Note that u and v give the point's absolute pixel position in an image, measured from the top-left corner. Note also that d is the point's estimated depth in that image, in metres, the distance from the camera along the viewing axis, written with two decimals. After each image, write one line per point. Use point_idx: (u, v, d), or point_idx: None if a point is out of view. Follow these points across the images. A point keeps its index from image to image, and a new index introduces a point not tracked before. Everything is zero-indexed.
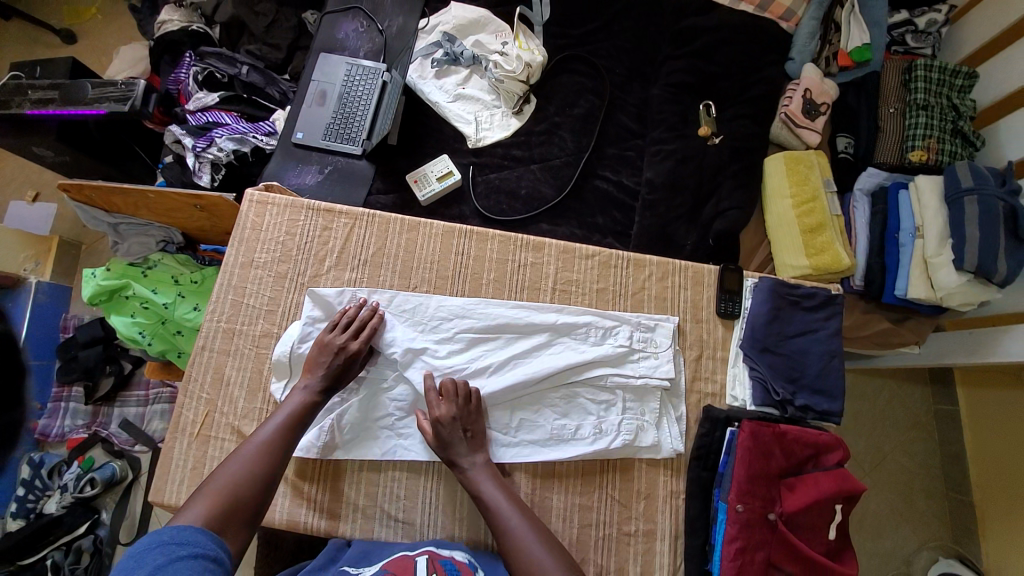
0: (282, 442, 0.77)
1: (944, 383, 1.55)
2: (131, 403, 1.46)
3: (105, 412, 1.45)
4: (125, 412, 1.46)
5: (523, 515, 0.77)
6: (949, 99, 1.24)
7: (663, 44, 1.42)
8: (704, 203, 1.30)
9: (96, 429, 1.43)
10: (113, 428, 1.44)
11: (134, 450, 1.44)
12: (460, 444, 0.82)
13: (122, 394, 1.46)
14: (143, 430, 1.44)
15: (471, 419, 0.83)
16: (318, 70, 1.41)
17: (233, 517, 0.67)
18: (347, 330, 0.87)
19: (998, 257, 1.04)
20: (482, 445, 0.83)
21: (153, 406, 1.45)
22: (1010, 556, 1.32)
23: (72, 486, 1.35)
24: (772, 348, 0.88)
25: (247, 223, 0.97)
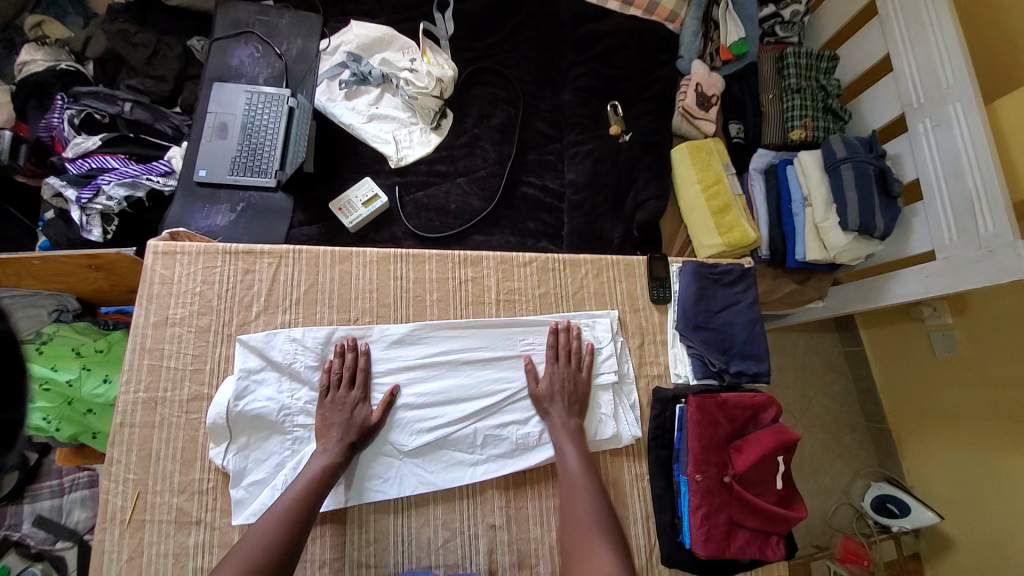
0: (302, 508, 0.74)
1: (848, 329, 1.78)
2: (43, 496, 1.28)
3: (11, 512, 1.25)
4: (39, 507, 1.27)
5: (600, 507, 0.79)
6: (818, 81, 1.43)
7: (567, 51, 1.49)
8: (625, 197, 1.37)
9: (5, 532, 1.24)
10: (26, 528, 1.25)
11: (57, 548, 1.25)
12: (563, 404, 0.88)
13: (31, 488, 1.27)
14: (63, 524, 1.27)
15: (582, 383, 0.91)
16: (214, 102, 1.31)
17: None
18: (351, 385, 0.86)
19: (875, 214, 1.20)
20: (581, 412, 0.89)
21: (71, 495, 1.28)
22: (927, 469, 1.53)
23: None
24: (704, 325, 0.96)
25: (156, 278, 0.88)
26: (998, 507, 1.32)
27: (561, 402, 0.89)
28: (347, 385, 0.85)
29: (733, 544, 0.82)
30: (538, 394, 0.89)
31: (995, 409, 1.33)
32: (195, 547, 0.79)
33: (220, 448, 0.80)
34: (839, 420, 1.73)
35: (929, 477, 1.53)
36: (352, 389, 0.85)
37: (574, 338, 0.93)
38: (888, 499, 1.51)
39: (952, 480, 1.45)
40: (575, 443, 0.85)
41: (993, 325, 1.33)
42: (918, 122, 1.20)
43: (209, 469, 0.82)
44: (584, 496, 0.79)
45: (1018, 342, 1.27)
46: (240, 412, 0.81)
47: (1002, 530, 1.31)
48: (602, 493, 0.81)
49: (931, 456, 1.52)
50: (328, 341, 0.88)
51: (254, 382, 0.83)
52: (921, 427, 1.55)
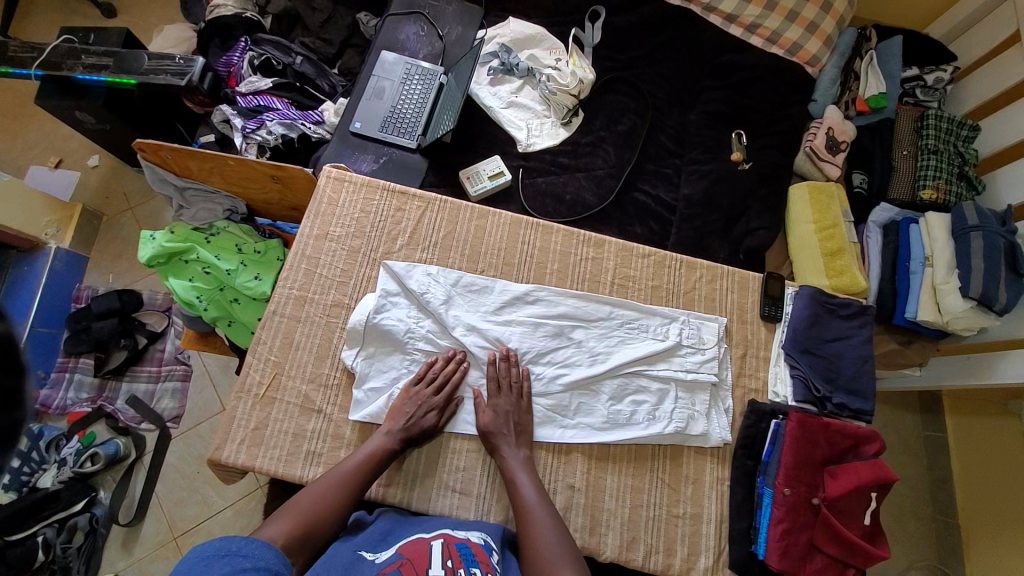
0: (360, 483, 0.80)
1: (932, 411, 1.66)
2: (141, 379, 1.46)
3: (112, 386, 1.45)
4: (135, 388, 1.45)
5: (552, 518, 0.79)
6: (956, 146, 1.39)
7: (701, 75, 1.55)
8: (735, 222, 1.40)
9: (101, 403, 1.42)
10: (119, 404, 1.43)
11: (140, 428, 1.42)
12: (507, 435, 0.87)
13: (132, 370, 1.46)
14: (151, 408, 1.44)
15: (523, 416, 0.89)
16: (378, 67, 1.48)
17: (301, 549, 0.72)
18: (437, 390, 0.89)
19: (999, 287, 1.16)
20: (527, 442, 0.88)
21: (165, 385, 1.45)
22: None
23: (71, 461, 1.33)
24: (812, 350, 0.96)
25: (324, 199, 1.01)
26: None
27: (508, 432, 0.87)
28: (434, 387, 0.89)
29: (809, 566, 0.82)
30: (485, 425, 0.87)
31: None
32: (312, 432, 0.88)
33: (353, 351, 0.91)
34: (907, 504, 1.62)
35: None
36: (436, 393, 0.88)
37: (519, 371, 0.92)
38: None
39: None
40: (533, 479, 0.84)
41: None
42: None
43: (337, 367, 0.91)
44: (548, 532, 0.77)
45: None
46: (378, 325, 0.91)
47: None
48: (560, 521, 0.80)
49: (1006, 566, 1.40)
50: (460, 286, 0.97)
51: (392, 303, 0.93)
52: (999, 532, 1.44)
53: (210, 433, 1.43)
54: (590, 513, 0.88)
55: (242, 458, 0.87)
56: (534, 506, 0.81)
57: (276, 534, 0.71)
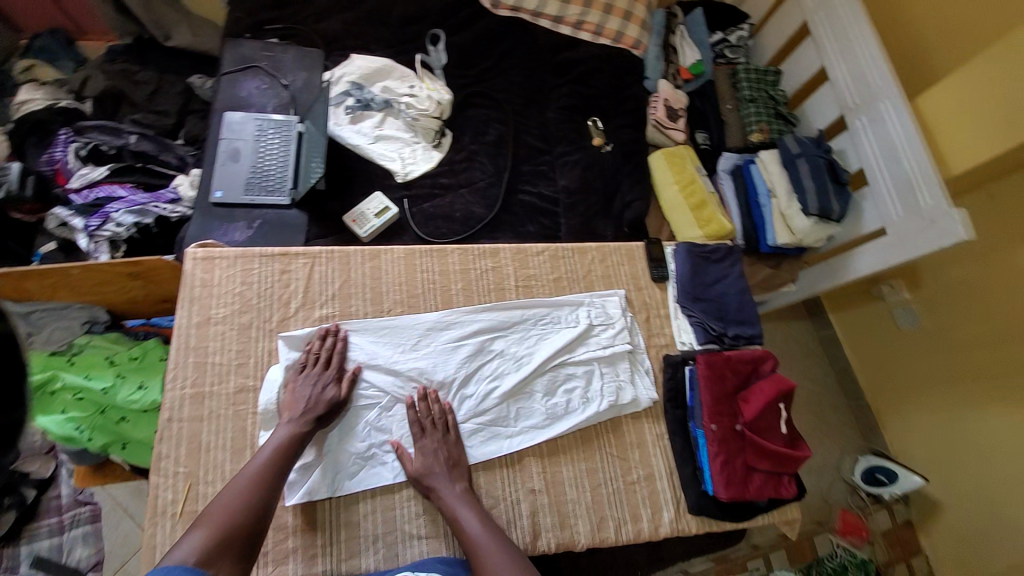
0: (274, 471, 0.76)
1: (819, 314, 1.95)
2: (42, 535, 1.22)
3: (7, 555, 1.19)
4: (36, 548, 1.21)
5: (492, 530, 0.80)
6: (768, 92, 1.63)
7: (547, 75, 1.66)
8: (613, 200, 1.51)
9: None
10: (21, 572, 1.18)
11: None
12: (441, 470, 0.85)
13: (29, 528, 1.22)
14: (64, 563, 1.21)
15: (458, 451, 0.88)
16: (225, 129, 1.38)
17: (231, 546, 0.66)
18: (326, 365, 0.88)
19: (830, 198, 1.37)
20: (463, 474, 0.87)
21: (72, 532, 1.23)
22: (910, 438, 1.68)
23: None
24: (700, 296, 1.08)
25: (197, 282, 0.94)
26: (980, 458, 1.48)
27: (441, 470, 0.85)
28: (322, 365, 0.88)
29: (751, 486, 0.92)
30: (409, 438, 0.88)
31: (967, 371, 1.50)
32: None
33: (269, 434, 0.86)
34: (823, 400, 1.86)
35: (911, 445, 1.68)
36: (327, 370, 0.88)
37: (441, 407, 0.91)
38: (876, 469, 1.64)
39: (934, 442, 1.61)
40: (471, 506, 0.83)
41: (946, 296, 1.53)
42: (855, 119, 1.42)
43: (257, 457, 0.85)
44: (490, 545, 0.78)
45: (981, 306, 1.44)
46: (288, 400, 0.87)
47: (995, 482, 1.44)
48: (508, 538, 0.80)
49: (914, 426, 1.67)
50: (370, 333, 0.95)
51: (301, 372, 0.89)
52: (897, 399, 1.72)
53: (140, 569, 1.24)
54: (557, 507, 0.91)
55: None
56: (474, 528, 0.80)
57: (190, 547, 0.63)
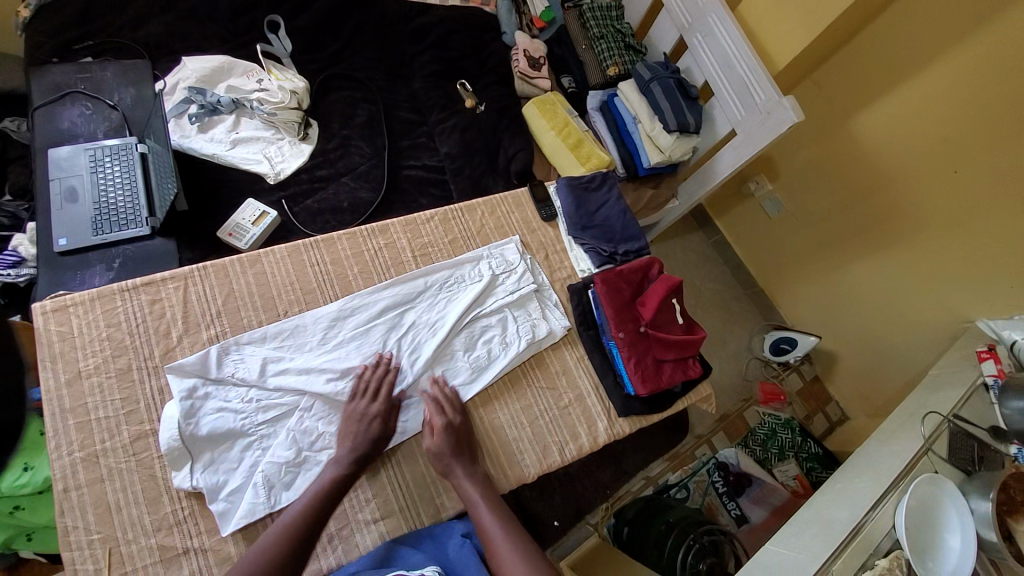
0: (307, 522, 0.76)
1: (707, 224, 2.16)
2: None
3: None
4: None
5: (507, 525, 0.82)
6: (614, 27, 1.70)
7: (404, 45, 1.62)
8: (498, 156, 1.53)
9: None
10: None
11: None
12: (461, 457, 0.88)
13: None
14: None
15: (463, 427, 0.91)
16: (52, 169, 1.19)
17: None
18: (374, 397, 0.89)
19: (685, 112, 1.50)
20: (475, 459, 0.90)
21: None
22: (799, 307, 1.93)
23: None
24: (588, 225, 1.15)
25: (53, 337, 0.85)
26: (856, 304, 1.74)
27: (455, 456, 0.87)
28: (371, 397, 0.89)
29: (664, 376, 1.02)
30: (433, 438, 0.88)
31: (831, 235, 1.73)
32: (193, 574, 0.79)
33: (183, 471, 0.81)
34: (727, 296, 2.08)
35: (802, 312, 1.92)
36: (374, 402, 0.89)
37: (439, 384, 0.94)
38: (781, 340, 1.86)
39: (819, 303, 1.86)
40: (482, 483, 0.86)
41: (802, 176, 1.74)
42: (692, 37, 1.54)
43: (179, 497, 0.82)
44: (506, 544, 0.79)
45: (828, 178, 1.67)
46: (195, 430, 0.82)
47: (870, 319, 1.72)
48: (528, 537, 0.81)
49: (800, 296, 1.91)
50: (271, 339, 0.92)
51: (201, 398, 0.84)
52: (786, 276, 1.94)
53: None
54: (501, 450, 0.95)
55: None
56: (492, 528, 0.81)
57: None
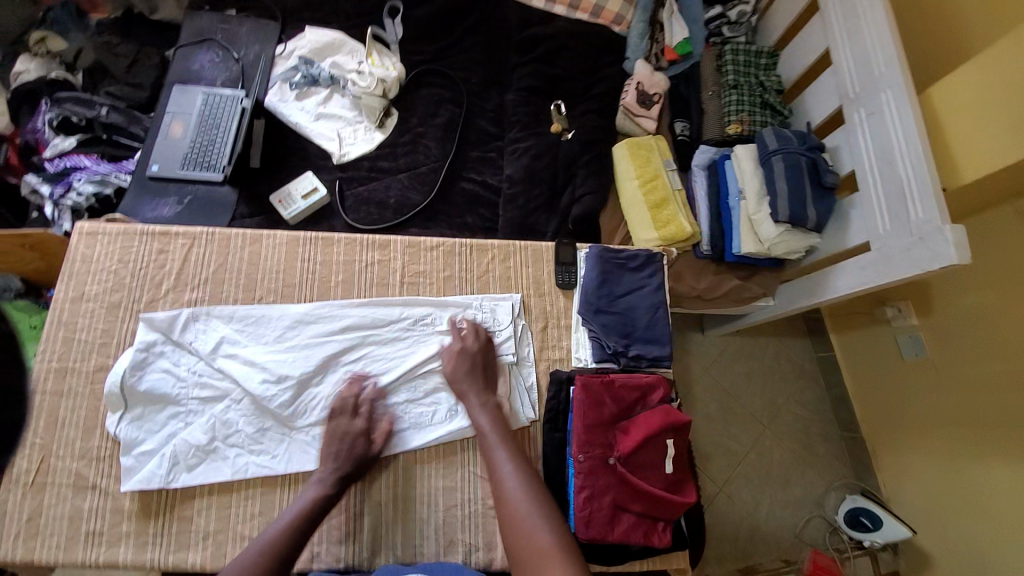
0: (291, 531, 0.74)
1: (819, 334, 1.73)
2: None
3: None
4: None
5: (530, 495, 0.74)
6: (756, 77, 1.44)
7: (511, 53, 1.53)
8: (562, 193, 1.38)
9: None
10: None
11: None
12: (473, 382, 0.87)
13: None
14: None
15: (489, 361, 0.90)
16: (170, 102, 1.39)
17: None
18: (357, 415, 0.86)
19: (806, 203, 1.20)
20: (491, 389, 0.88)
21: None
22: (903, 483, 1.45)
23: None
24: (605, 308, 0.95)
25: (77, 257, 0.94)
26: (980, 518, 1.23)
27: (473, 380, 0.87)
28: (353, 413, 0.86)
29: (617, 529, 0.80)
30: (461, 376, 0.87)
31: (976, 414, 1.25)
32: (89, 510, 0.82)
33: (116, 417, 0.84)
34: (812, 429, 1.65)
35: (907, 490, 1.44)
36: (357, 419, 0.85)
37: (484, 326, 0.93)
38: (859, 513, 1.44)
39: (933, 489, 1.36)
40: (511, 455, 0.79)
41: (964, 323, 1.27)
42: (853, 112, 1.19)
43: (106, 438, 0.85)
44: (523, 508, 0.73)
45: (999, 341, 1.19)
46: (136, 384, 0.85)
47: (996, 547, 1.19)
48: (551, 505, 0.74)
49: (911, 470, 1.43)
50: (236, 319, 0.92)
51: (154, 355, 0.87)
52: (900, 435, 1.46)
53: None
54: (401, 525, 0.84)
55: (15, 556, 0.79)
56: (511, 492, 0.75)
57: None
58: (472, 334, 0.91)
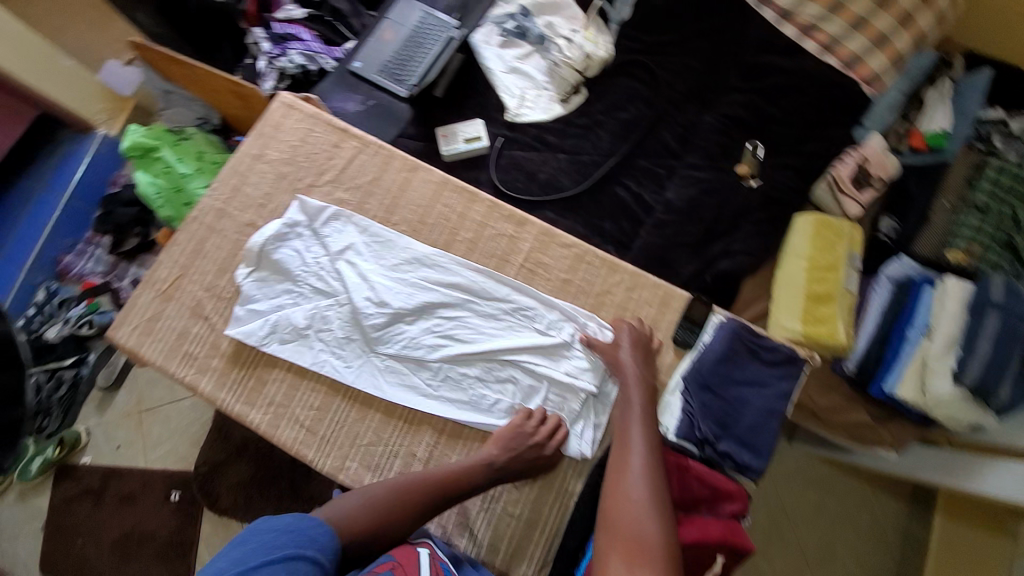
0: (458, 478, 0.80)
1: (923, 504, 1.40)
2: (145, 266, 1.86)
3: (123, 267, 1.84)
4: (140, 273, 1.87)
5: (660, 519, 0.70)
6: (1015, 209, 1.14)
7: (730, 74, 1.38)
8: (716, 240, 1.24)
9: (110, 279, 1.83)
10: (124, 284, 1.84)
11: None
12: (641, 360, 0.86)
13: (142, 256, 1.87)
14: None
15: (650, 347, 0.88)
16: (393, 11, 1.47)
17: (389, 516, 0.76)
18: (528, 415, 0.86)
19: (1003, 381, 1.00)
20: (650, 385, 0.84)
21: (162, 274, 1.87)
22: None
23: (74, 321, 1.74)
24: (714, 388, 0.84)
25: (270, 120, 1.04)
26: None
27: (635, 363, 0.85)
28: (527, 415, 0.86)
29: None
30: (615, 357, 0.86)
31: None
32: (194, 334, 0.93)
33: (246, 271, 0.93)
34: None
35: None
36: (533, 424, 0.84)
37: (652, 335, 0.90)
38: None
39: None
40: (649, 444, 0.77)
41: None
42: None
43: (230, 284, 0.95)
44: (643, 518, 0.70)
45: None
46: (274, 253, 0.93)
47: None
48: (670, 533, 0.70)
49: None
50: (365, 232, 0.96)
51: (295, 234, 0.95)
52: None
53: None
54: None
55: (130, 342, 0.93)
56: (641, 508, 0.71)
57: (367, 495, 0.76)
58: (630, 331, 0.87)
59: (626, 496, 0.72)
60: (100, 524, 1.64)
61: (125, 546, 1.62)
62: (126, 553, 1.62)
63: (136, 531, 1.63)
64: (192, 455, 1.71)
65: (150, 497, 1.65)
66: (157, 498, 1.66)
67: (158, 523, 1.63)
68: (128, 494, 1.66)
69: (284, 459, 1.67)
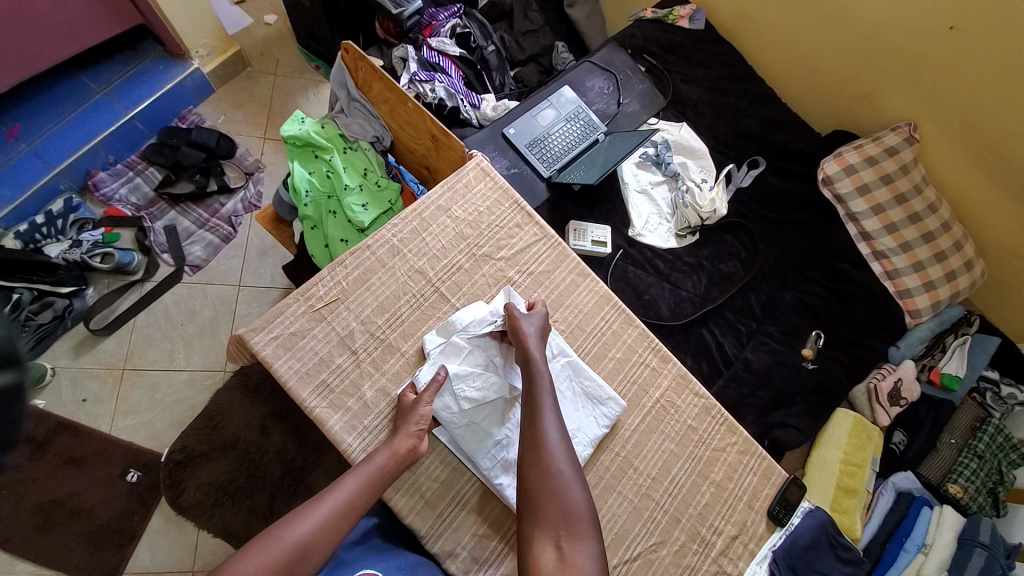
0: (347, 501, 0.77)
1: None
2: (188, 217, 1.71)
3: (161, 208, 1.70)
4: (177, 222, 1.70)
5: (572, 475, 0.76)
6: (999, 464, 1.41)
7: (812, 265, 1.60)
8: (776, 408, 1.40)
9: (143, 217, 1.67)
10: (156, 226, 1.67)
11: (159, 258, 1.66)
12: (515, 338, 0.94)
13: (189, 206, 1.71)
14: (181, 247, 1.67)
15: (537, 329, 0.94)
16: (553, 95, 1.56)
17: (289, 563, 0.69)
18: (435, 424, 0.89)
19: None
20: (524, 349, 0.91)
21: (206, 234, 1.69)
22: None
23: (84, 249, 1.55)
24: (796, 570, 0.96)
25: (464, 179, 1.07)
26: None
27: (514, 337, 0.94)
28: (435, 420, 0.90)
29: None
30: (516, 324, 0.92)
31: None
32: (338, 364, 0.90)
33: (435, 339, 0.94)
34: None
35: None
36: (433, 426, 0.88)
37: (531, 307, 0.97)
38: None
39: None
40: (557, 415, 0.82)
41: None
42: None
43: (388, 325, 0.94)
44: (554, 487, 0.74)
45: None
46: (462, 335, 0.94)
47: None
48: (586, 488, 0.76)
49: None
50: (565, 360, 0.98)
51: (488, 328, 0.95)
52: None
53: (209, 296, 1.65)
54: None
55: (265, 352, 0.88)
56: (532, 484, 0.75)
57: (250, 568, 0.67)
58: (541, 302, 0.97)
59: (549, 472, 0.75)
60: (30, 482, 1.43)
61: (49, 516, 1.41)
62: (50, 522, 1.40)
63: (71, 501, 1.43)
64: (167, 436, 1.51)
65: (103, 468, 1.47)
66: (111, 472, 1.47)
67: (102, 500, 1.44)
68: (77, 456, 1.47)
69: (274, 467, 1.29)
